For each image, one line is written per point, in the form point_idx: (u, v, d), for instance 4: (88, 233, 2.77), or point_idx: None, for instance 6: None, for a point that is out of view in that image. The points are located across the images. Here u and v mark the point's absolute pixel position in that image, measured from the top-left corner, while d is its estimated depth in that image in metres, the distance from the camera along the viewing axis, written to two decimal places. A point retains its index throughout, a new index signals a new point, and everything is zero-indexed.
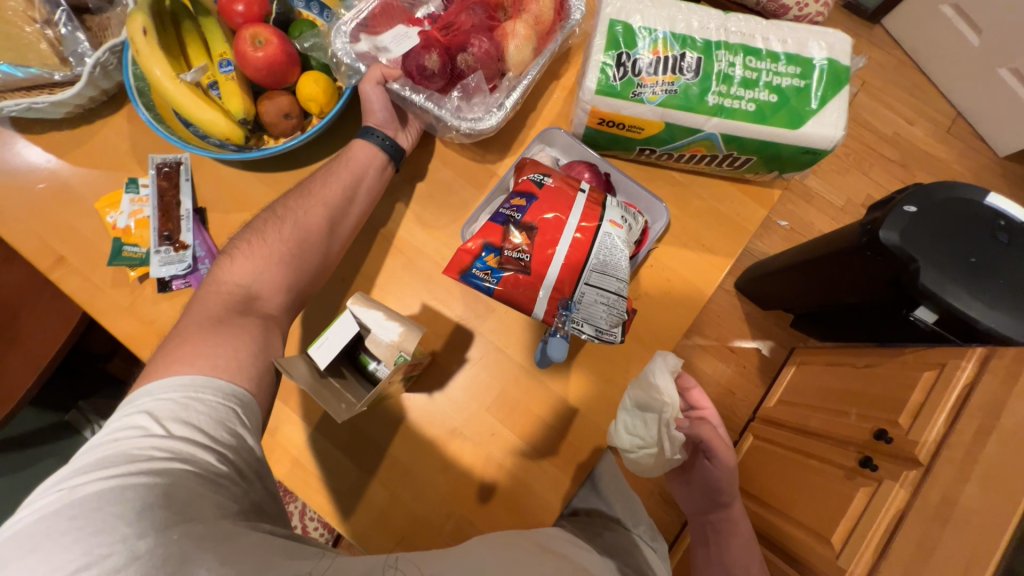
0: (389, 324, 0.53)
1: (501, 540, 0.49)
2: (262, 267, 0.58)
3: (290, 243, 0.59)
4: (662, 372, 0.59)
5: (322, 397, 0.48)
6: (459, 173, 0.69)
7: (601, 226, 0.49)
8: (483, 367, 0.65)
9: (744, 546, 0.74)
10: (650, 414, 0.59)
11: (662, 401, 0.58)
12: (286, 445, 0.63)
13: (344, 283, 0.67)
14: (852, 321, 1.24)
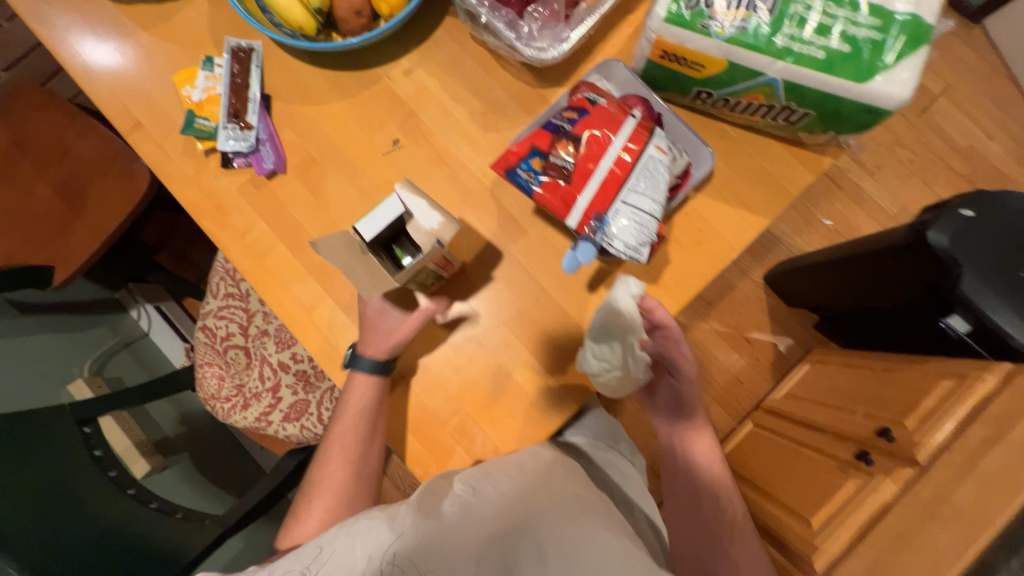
0: (431, 213, 0.57)
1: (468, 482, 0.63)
2: (322, 510, 0.72)
3: (341, 484, 0.73)
4: (624, 297, 0.62)
5: (354, 275, 0.55)
6: (513, 97, 0.71)
7: (646, 150, 0.50)
8: (508, 284, 0.68)
9: (706, 447, 0.81)
10: (616, 340, 0.64)
11: (628, 323, 0.63)
12: (317, 323, 0.68)
13: (389, 186, 0.71)
14: (876, 325, 1.26)
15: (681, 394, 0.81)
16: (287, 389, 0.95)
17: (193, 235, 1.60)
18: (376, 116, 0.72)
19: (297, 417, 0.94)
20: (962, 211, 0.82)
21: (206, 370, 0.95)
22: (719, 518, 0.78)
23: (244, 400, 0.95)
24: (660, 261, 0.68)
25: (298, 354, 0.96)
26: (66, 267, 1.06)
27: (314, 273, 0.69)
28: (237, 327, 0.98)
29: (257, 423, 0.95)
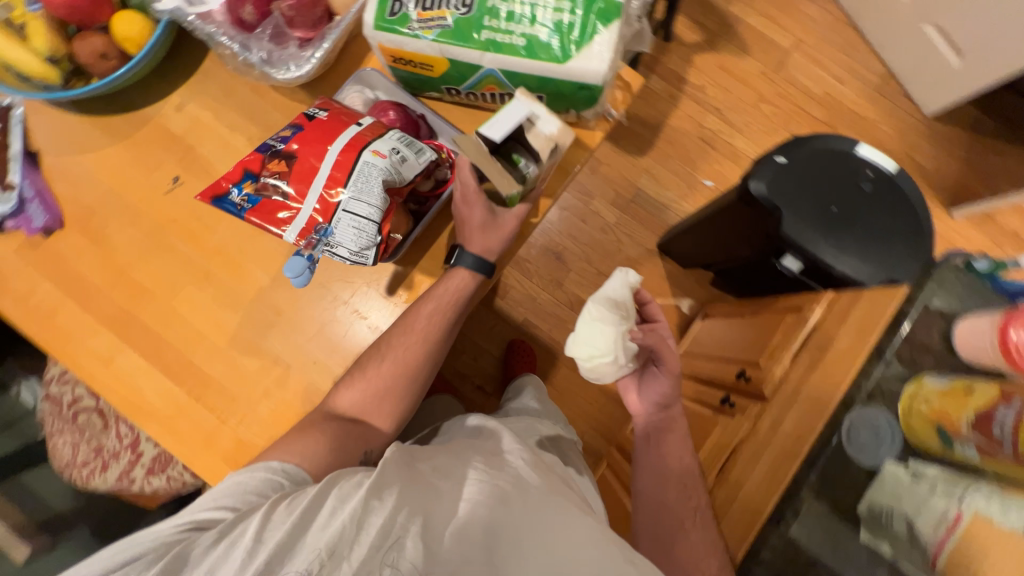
0: (549, 119, 0.58)
1: (450, 459, 0.52)
2: (364, 387, 0.63)
3: (396, 378, 0.64)
4: (621, 287, 0.77)
5: (490, 174, 0.57)
6: (289, 116, 0.71)
7: (360, 157, 0.52)
8: (309, 302, 0.69)
9: (678, 440, 0.80)
10: (610, 327, 0.76)
11: (623, 313, 0.77)
12: (116, 372, 0.67)
13: (174, 223, 0.70)
14: (744, 275, 1.32)
15: (660, 378, 0.83)
16: (147, 442, 0.93)
17: None
18: (151, 156, 0.71)
19: (162, 468, 0.91)
20: (774, 157, 0.83)
21: (57, 440, 0.91)
22: (681, 504, 0.74)
23: (104, 462, 0.92)
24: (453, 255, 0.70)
25: None
26: None
27: (106, 323, 0.68)
28: (85, 390, 0.94)
29: (120, 483, 0.91)
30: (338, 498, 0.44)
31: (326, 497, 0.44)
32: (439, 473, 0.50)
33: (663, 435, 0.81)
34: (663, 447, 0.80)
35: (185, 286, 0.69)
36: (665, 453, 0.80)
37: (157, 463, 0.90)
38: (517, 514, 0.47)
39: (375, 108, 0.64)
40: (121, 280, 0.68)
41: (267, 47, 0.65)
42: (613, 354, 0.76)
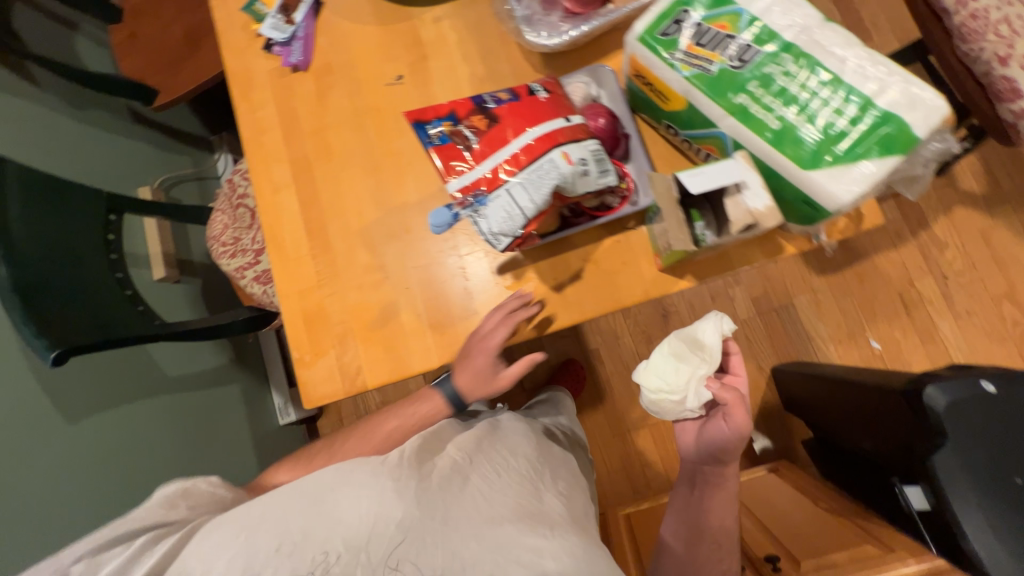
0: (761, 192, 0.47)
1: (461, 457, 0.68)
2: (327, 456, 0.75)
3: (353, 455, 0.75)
4: (711, 331, 0.74)
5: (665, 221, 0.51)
6: (515, 74, 0.74)
7: (549, 152, 0.51)
8: (432, 237, 0.73)
9: (724, 500, 0.85)
10: (685, 364, 0.75)
11: (705, 357, 0.75)
12: (276, 202, 0.79)
13: (377, 112, 0.77)
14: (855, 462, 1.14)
15: (721, 436, 0.78)
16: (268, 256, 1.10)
17: None
18: (394, 48, 0.78)
19: (265, 283, 1.09)
20: (981, 383, 0.69)
21: (217, 215, 1.12)
22: (702, 548, 0.85)
23: (234, 251, 1.12)
24: (572, 274, 0.68)
25: None
26: (170, 94, 1.30)
27: (290, 161, 0.79)
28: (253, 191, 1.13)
29: (236, 272, 1.11)
30: (358, 486, 0.60)
31: (353, 486, 0.60)
32: (451, 468, 0.65)
33: (715, 483, 0.85)
34: (712, 495, 0.86)
35: (356, 166, 0.77)
36: (710, 503, 0.86)
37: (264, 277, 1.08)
38: (522, 524, 0.61)
39: (590, 107, 0.62)
40: (318, 134, 0.79)
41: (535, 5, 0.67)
42: (683, 395, 0.75)
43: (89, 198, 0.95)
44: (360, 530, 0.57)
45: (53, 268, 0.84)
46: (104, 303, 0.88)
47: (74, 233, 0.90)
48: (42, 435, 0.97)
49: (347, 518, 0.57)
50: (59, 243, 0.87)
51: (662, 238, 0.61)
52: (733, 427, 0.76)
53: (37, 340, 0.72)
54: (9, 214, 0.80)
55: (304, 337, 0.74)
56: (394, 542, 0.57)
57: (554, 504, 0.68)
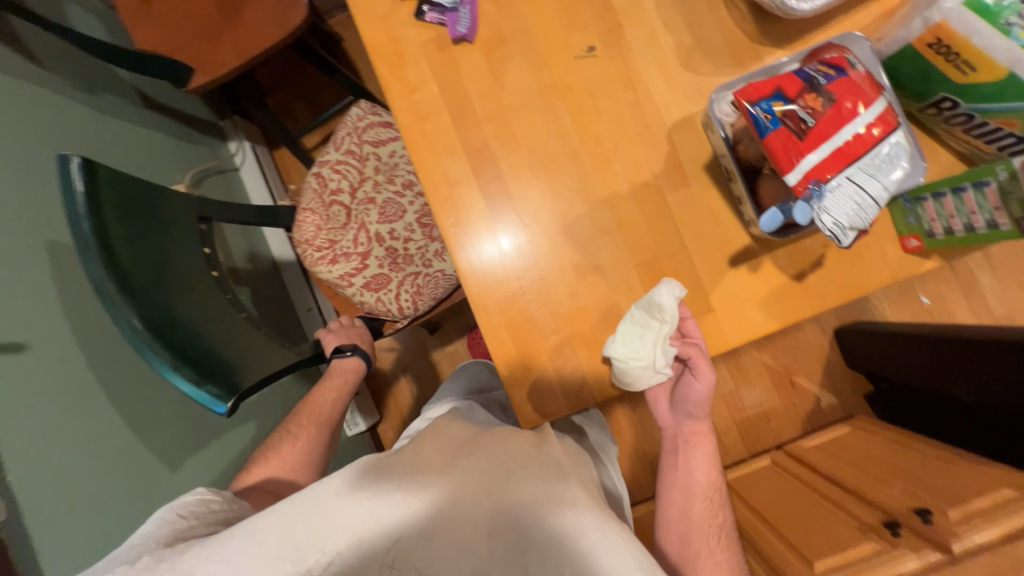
0: None
1: (440, 442, 0.62)
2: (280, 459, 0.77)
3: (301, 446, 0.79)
4: (665, 295, 0.60)
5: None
6: (727, 43, 0.66)
7: (892, 134, 0.46)
8: (651, 230, 0.66)
9: (708, 454, 0.70)
10: (646, 331, 0.61)
11: (660, 321, 0.60)
12: (455, 199, 0.68)
13: (568, 90, 0.68)
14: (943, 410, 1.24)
15: (688, 392, 0.67)
16: (376, 259, 0.98)
17: (301, 91, 1.69)
18: (580, 14, 0.68)
19: (377, 289, 0.97)
20: None
21: (308, 215, 0.97)
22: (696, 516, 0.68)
23: (334, 256, 0.97)
24: (813, 261, 0.65)
25: (396, 232, 0.98)
26: (209, 73, 1.10)
27: (466, 151, 0.68)
28: (347, 185, 1.00)
29: (339, 280, 0.98)
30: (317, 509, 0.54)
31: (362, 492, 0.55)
32: (429, 459, 0.59)
33: (697, 444, 0.70)
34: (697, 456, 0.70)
35: (550, 154, 0.67)
36: (698, 467, 0.70)
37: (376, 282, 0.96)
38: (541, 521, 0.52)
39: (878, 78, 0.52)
40: (498, 118, 0.68)
41: None
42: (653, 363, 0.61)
43: (175, 205, 0.79)
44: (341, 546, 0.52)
45: (170, 294, 0.70)
46: (226, 330, 0.75)
47: (174, 249, 0.76)
48: (151, 486, 0.83)
49: (356, 528, 0.53)
50: (165, 263, 0.72)
51: (936, 220, 0.58)
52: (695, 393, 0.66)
53: (204, 388, 0.63)
54: (114, 233, 0.65)
55: (514, 351, 0.67)
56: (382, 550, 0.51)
57: (568, 475, 0.59)
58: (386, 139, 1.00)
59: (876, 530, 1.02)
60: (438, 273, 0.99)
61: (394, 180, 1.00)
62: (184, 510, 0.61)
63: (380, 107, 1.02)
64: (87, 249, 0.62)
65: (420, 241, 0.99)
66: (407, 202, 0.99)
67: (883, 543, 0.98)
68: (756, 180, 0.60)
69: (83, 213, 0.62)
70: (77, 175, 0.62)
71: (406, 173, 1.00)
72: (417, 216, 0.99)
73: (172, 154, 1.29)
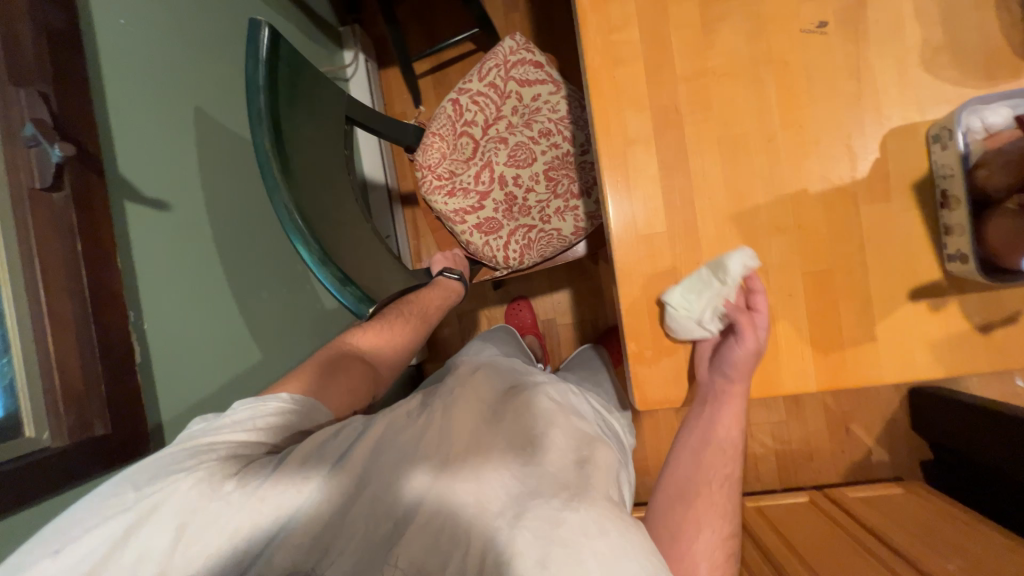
0: None
1: (464, 405, 0.62)
2: (383, 338, 0.76)
3: (402, 336, 0.78)
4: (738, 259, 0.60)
5: None
6: (983, 50, 0.58)
7: None
8: (833, 240, 0.61)
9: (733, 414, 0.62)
10: (703, 286, 0.61)
11: (721, 280, 0.60)
12: (628, 159, 0.64)
13: (782, 67, 0.61)
14: (1003, 495, 1.17)
15: (732, 354, 0.60)
16: (493, 202, 0.95)
17: (422, 12, 1.63)
18: None
19: (487, 232, 0.95)
20: None
21: (437, 140, 0.94)
22: (708, 467, 0.62)
23: (453, 189, 0.94)
24: (1007, 316, 0.58)
25: (520, 179, 0.95)
26: None
27: (652, 110, 0.63)
28: (482, 118, 0.96)
29: (452, 215, 0.94)
30: (336, 473, 0.52)
31: (382, 446, 0.56)
32: (449, 418, 0.59)
33: (722, 400, 0.62)
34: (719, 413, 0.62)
35: (742, 131, 0.62)
36: (720, 424, 0.62)
37: (488, 227, 0.94)
38: (537, 493, 0.50)
39: None
40: (696, 80, 0.62)
41: None
42: (701, 314, 0.61)
43: (329, 98, 0.76)
44: (356, 525, 0.50)
45: (318, 189, 0.68)
46: (360, 239, 0.73)
47: (324, 143, 0.74)
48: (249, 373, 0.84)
49: (366, 474, 0.53)
50: (316, 154, 0.70)
51: None
52: (758, 340, 0.60)
53: (348, 291, 0.63)
54: (282, 109, 0.64)
55: (650, 331, 0.64)
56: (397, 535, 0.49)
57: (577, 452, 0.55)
58: (533, 80, 0.95)
59: None
60: (552, 232, 0.95)
61: (531, 125, 0.96)
62: (263, 429, 0.58)
63: (534, 44, 0.96)
64: (260, 120, 0.61)
65: (541, 194, 0.95)
66: (539, 150, 0.95)
67: None
68: (984, 213, 0.53)
69: (262, 83, 0.62)
70: (264, 41, 0.61)
71: (546, 120, 0.95)
72: (546, 167, 0.95)
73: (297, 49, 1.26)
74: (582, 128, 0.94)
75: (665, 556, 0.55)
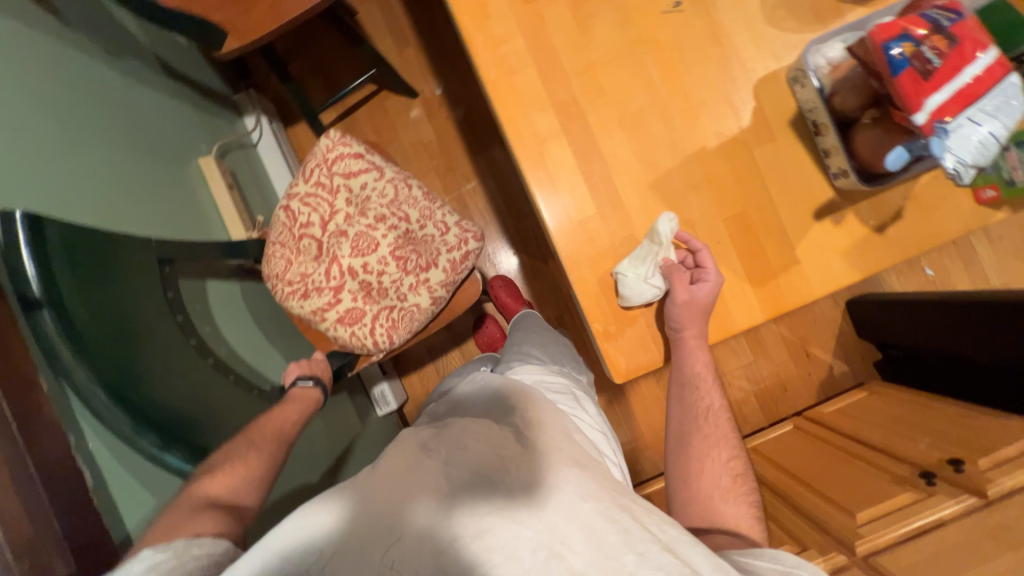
0: None
1: (411, 436, 0.58)
2: (233, 475, 0.65)
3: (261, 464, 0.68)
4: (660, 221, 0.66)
5: None
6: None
7: (1010, 76, 0.48)
8: (739, 184, 0.67)
9: (696, 347, 0.65)
10: (640, 250, 0.66)
11: (651, 241, 0.65)
12: (543, 155, 0.68)
13: (656, 45, 0.68)
14: (947, 372, 1.32)
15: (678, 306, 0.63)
16: (349, 292, 0.96)
17: (315, 63, 1.63)
18: None
19: (350, 323, 0.95)
20: None
21: (276, 249, 0.95)
22: (691, 406, 0.68)
23: (305, 290, 0.95)
24: (892, 215, 0.67)
25: (370, 265, 0.96)
26: (238, 37, 1.05)
27: (555, 108, 0.68)
28: (318, 217, 0.97)
29: (311, 314, 0.96)
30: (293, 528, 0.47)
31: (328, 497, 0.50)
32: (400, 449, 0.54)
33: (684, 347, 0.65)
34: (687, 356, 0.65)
35: (638, 109, 0.68)
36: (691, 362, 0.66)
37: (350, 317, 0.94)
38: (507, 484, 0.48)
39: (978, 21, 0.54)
40: (586, 72, 0.68)
41: None
42: (637, 271, 0.65)
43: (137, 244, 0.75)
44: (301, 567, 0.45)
45: (112, 329, 0.66)
46: (180, 367, 0.75)
47: (125, 288, 0.71)
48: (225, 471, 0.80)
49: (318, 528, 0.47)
50: (122, 313, 0.69)
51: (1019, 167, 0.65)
52: (699, 293, 0.63)
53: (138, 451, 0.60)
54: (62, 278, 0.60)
55: (608, 306, 0.67)
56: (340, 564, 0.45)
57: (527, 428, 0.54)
58: (356, 170, 0.98)
59: (913, 481, 1.07)
60: (413, 306, 0.96)
61: (366, 212, 0.97)
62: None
63: (350, 135, 0.98)
64: (35, 309, 0.58)
65: (394, 275, 0.96)
66: (379, 235, 0.96)
67: (920, 492, 1.03)
68: (849, 132, 0.61)
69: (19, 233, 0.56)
70: (18, 224, 0.56)
71: (379, 206, 0.97)
72: (390, 249, 0.96)
73: (193, 127, 1.23)
74: (413, 206, 0.98)
75: (690, 502, 0.62)
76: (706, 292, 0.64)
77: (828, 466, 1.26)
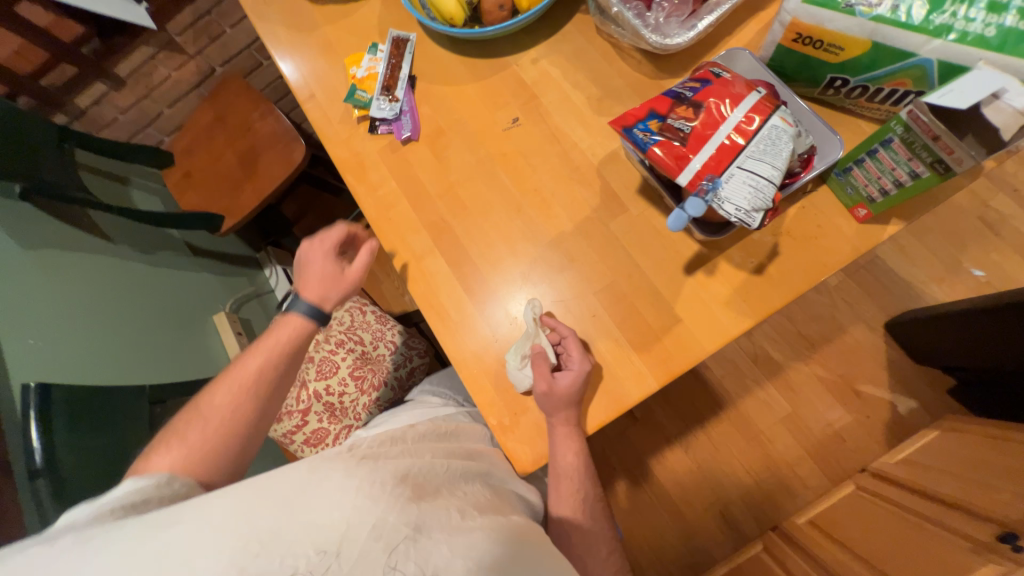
0: None
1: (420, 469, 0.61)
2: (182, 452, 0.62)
3: (214, 439, 0.63)
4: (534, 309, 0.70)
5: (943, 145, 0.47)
6: (631, 85, 0.75)
7: (770, 121, 0.50)
8: (603, 257, 0.70)
9: (566, 437, 0.64)
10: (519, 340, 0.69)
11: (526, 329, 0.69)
12: (422, 270, 0.76)
13: (504, 157, 0.77)
14: None
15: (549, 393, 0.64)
16: (315, 414, 1.05)
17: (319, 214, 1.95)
18: (501, 97, 0.80)
19: (316, 443, 1.04)
20: None
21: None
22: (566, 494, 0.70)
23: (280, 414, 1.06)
24: (767, 255, 0.65)
25: (332, 387, 1.05)
26: (233, 217, 1.33)
27: (427, 229, 0.77)
28: None
29: (283, 437, 1.06)
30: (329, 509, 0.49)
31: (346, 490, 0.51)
32: (414, 477, 0.58)
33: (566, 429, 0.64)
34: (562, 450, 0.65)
35: (499, 211, 0.75)
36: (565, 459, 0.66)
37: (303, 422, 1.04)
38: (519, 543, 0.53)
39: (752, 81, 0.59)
40: (448, 194, 0.78)
41: (651, 15, 0.67)
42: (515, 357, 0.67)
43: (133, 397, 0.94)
44: (328, 546, 0.46)
45: (98, 474, 0.80)
46: None
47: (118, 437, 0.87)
48: None
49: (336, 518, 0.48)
50: (111, 456, 0.84)
51: (869, 185, 0.58)
52: (566, 377, 0.64)
53: None
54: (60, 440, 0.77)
55: (500, 399, 0.69)
56: (373, 550, 0.46)
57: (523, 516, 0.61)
58: None
59: (995, 548, 0.83)
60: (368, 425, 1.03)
61: (329, 338, 1.09)
62: (128, 509, 0.52)
63: None
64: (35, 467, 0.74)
65: (353, 394, 1.04)
66: (339, 359, 1.06)
67: (1004, 563, 0.79)
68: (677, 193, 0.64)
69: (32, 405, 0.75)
70: (30, 400, 0.74)
71: (339, 332, 1.08)
72: (349, 370, 1.05)
73: (216, 291, 1.50)
74: (366, 329, 1.08)
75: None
76: (579, 372, 0.64)
77: (894, 536, 1.03)
